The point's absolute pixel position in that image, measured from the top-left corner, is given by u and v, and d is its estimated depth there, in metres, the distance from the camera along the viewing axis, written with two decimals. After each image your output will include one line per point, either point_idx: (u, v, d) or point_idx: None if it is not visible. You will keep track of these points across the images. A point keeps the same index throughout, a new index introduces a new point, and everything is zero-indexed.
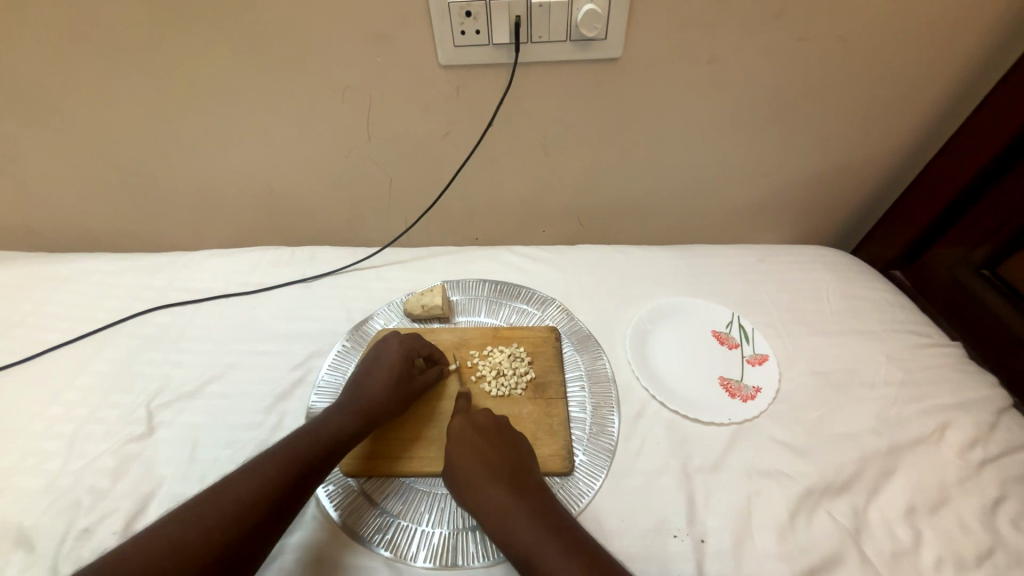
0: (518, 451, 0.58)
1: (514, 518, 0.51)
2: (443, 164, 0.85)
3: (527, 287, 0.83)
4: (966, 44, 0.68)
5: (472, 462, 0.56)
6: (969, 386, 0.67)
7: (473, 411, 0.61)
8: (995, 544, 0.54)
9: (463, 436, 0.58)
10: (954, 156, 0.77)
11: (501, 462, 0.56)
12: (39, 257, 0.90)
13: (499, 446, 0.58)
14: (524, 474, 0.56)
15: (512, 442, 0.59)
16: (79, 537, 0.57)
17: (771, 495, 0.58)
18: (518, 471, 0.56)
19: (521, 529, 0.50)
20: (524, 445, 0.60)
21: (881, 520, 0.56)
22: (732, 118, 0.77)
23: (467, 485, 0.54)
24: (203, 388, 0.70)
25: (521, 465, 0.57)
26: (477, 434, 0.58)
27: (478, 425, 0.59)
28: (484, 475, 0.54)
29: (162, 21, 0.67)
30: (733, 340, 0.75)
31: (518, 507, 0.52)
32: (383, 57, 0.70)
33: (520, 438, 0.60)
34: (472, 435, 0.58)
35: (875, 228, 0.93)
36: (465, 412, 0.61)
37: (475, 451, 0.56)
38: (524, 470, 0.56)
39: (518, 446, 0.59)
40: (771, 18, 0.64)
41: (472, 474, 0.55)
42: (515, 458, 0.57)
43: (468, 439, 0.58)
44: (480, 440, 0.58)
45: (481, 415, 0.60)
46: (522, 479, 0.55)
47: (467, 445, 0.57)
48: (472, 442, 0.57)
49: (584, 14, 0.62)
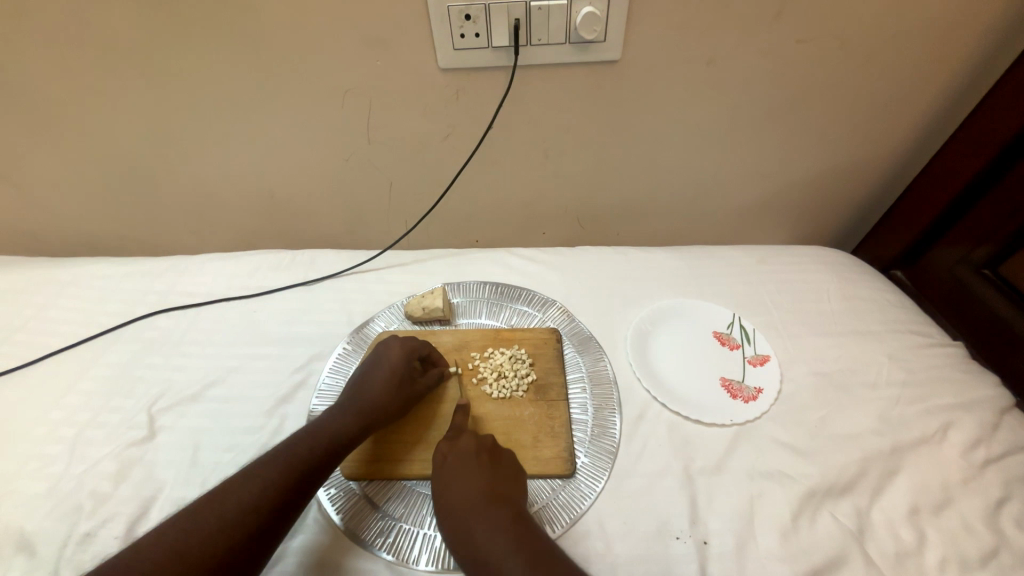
0: (502, 477, 0.56)
1: (488, 550, 0.49)
2: (443, 167, 0.85)
3: (527, 289, 0.83)
4: (966, 43, 0.68)
5: (452, 493, 0.54)
6: (971, 386, 0.67)
7: (460, 437, 0.60)
8: (999, 544, 0.53)
9: (446, 464, 0.57)
10: (955, 156, 0.77)
11: (479, 490, 0.54)
12: (40, 261, 0.91)
13: (482, 473, 0.56)
14: (505, 502, 0.53)
15: (496, 469, 0.57)
16: (81, 541, 0.57)
17: (773, 496, 0.58)
18: (499, 499, 0.54)
19: (495, 562, 0.48)
20: (512, 471, 0.58)
21: (884, 521, 0.56)
22: (731, 119, 0.77)
23: (448, 517, 0.53)
24: (204, 392, 0.70)
25: (503, 489, 0.55)
26: (458, 461, 0.57)
27: (461, 452, 0.58)
28: (462, 506, 0.53)
29: (162, 26, 0.67)
30: (734, 341, 0.75)
31: (492, 539, 0.50)
32: (383, 61, 0.70)
33: (509, 463, 0.58)
34: (453, 464, 0.57)
35: (876, 228, 0.93)
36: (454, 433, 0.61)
37: (455, 481, 0.55)
38: (505, 498, 0.54)
39: (505, 472, 0.57)
40: (769, 19, 0.65)
41: (452, 506, 0.54)
42: (496, 485, 0.55)
43: (450, 468, 0.57)
44: (461, 468, 0.56)
45: (465, 441, 0.59)
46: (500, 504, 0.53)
47: (449, 475, 0.56)
48: (453, 472, 0.56)
49: (583, 16, 0.62)
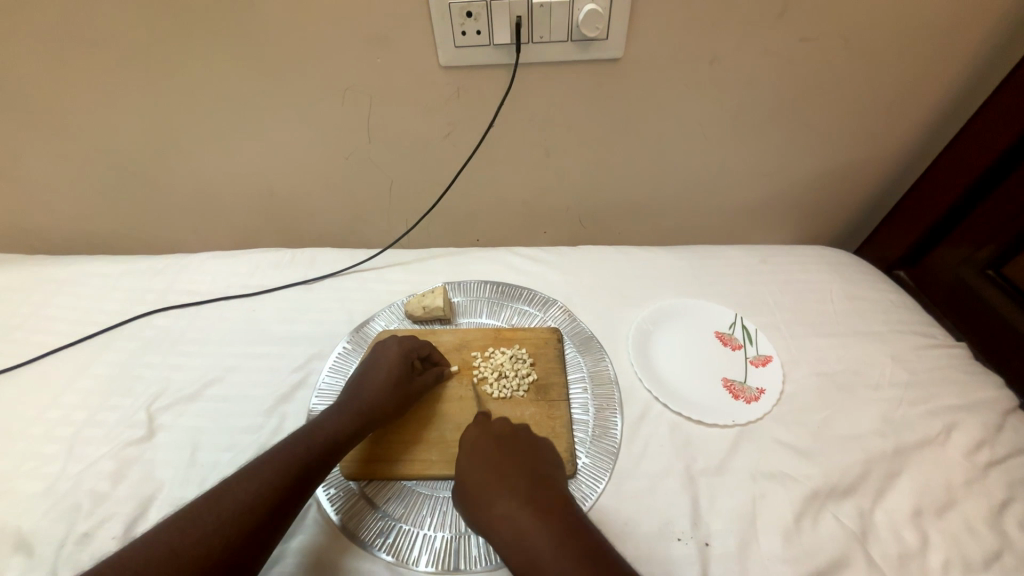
0: (539, 468, 0.55)
1: (534, 537, 0.48)
2: (444, 165, 0.84)
3: (528, 288, 0.82)
4: (970, 43, 0.67)
5: (486, 474, 0.54)
6: (975, 387, 0.67)
7: (492, 422, 0.61)
8: (1003, 547, 0.53)
9: (480, 445, 0.57)
10: (959, 155, 0.77)
11: (518, 472, 0.53)
12: (39, 259, 0.90)
13: (517, 458, 0.56)
14: (544, 485, 0.53)
15: (529, 458, 0.56)
16: (78, 541, 0.56)
17: (776, 498, 0.57)
18: (538, 483, 0.53)
19: (536, 543, 0.47)
20: (545, 458, 0.58)
21: (887, 522, 0.55)
22: (734, 118, 0.76)
23: (482, 499, 0.52)
24: (203, 391, 0.70)
25: (541, 478, 0.54)
26: (492, 444, 0.57)
27: (494, 436, 0.58)
28: (499, 486, 0.52)
29: (161, 23, 0.67)
30: (736, 341, 0.74)
31: (533, 519, 0.49)
32: (383, 58, 0.69)
33: (541, 449, 0.59)
34: (488, 447, 0.57)
35: (878, 228, 0.93)
36: (482, 422, 0.61)
37: (491, 467, 0.54)
38: (543, 483, 0.53)
39: (539, 459, 0.57)
40: (772, 18, 0.64)
41: (487, 486, 0.53)
42: (532, 469, 0.55)
43: (484, 449, 0.56)
44: (496, 450, 0.56)
45: (497, 426, 0.60)
46: (540, 492, 0.52)
47: (483, 456, 0.55)
48: (489, 458, 0.55)
49: (585, 14, 0.61)
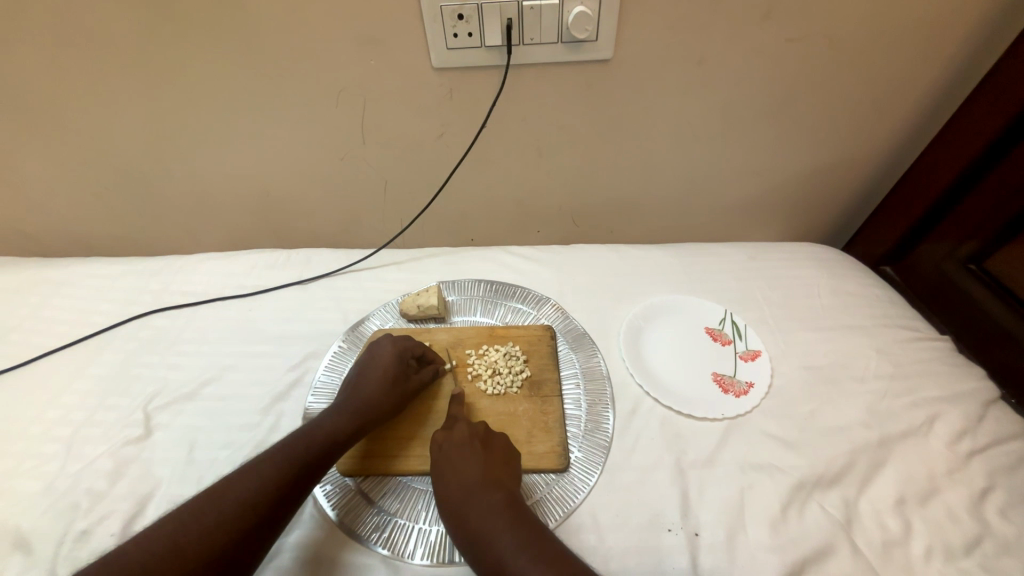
0: (500, 468, 0.57)
1: (485, 541, 0.51)
2: (438, 165, 0.85)
3: (522, 287, 0.83)
4: (951, 43, 0.69)
5: (447, 479, 0.56)
6: (957, 379, 0.68)
7: (454, 425, 0.61)
8: (983, 533, 0.55)
9: (442, 452, 0.59)
10: (942, 153, 0.78)
11: (474, 476, 0.56)
12: (34, 262, 0.90)
13: (476, 459, 0.57)
14: (500, 487, 0.55)
15: (491, 459, 0.58)
16: (77, 539, 0.57)
17: (763, 489, 0.59)
18: (495, 485, 0.55)
19: (488, 546, 0.51)
20: (507, 458, 0.59)
21: (872, 511, 0.57)
22: (723, 117, 0.78)
23: (445, 503, 0.55)
24: (200, 390, 0.71)
25: (498, 479, 0.56)
26: (453, 450, 0.58)
27: (454, 442, 0.59)
28: (458, 491, 0.55)
29: (156, 26, 0.68)
30: (726, 337, 0.76)
31: (486, 524, 0.52)
32: (377, 60, 0.70)
33: (506, 450, 0.60)
34: (450, 453, 0.58)
35: (866, 224, 0.95)
36: (445, 429, 0.62)
37: (449, 472, 0.57)
38: (501, 484, 0.56)
39: (501, 461, 0.58)
40: (758, 19, 0.65)
41: (448, 492, 0.56)
42: (491, 471, 0.57)
43: (446, 455, 0.58)
44: (456, 456, 0.58)
45: (459, 431, 0.60)
46: (495, 494, 0.54)
47: (444, 462, 0.58)
48: (448, 462, 0.58)
49: (574, 16, 0.62)
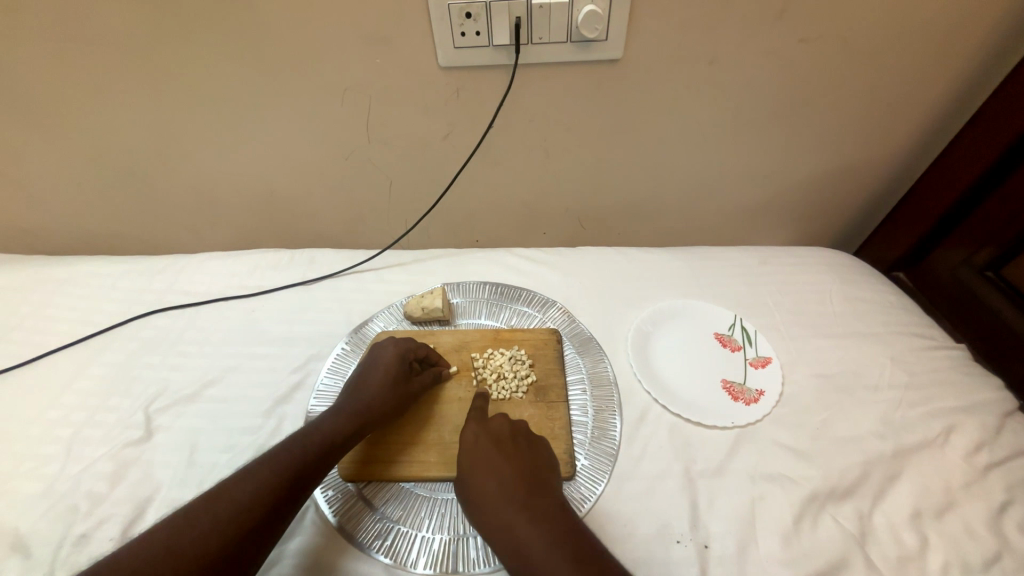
0: (538, 469, 0.55)
1: (531, 545, 0.48)
2: (444, 166, 0.84)
3: (527, 289, 0.82)
4: (970, 44, 0.67)
5: (487, 478, 0.53)
6: (974, 389, 0.67)
7: (490, 420, 0.60)
8: (1002, 549, 0.53)
9: (479, 448, 0.56)
10: (959, 157, 0.77)
11: (516, 477, 0.53)
12: (36, 260, 0.90)
13: (515, 459, 0.55)
14: (542, 489, 0.53)
15: (530, 460, 0.56)
16: (75, 543, 0.56)
17: (774, 500, 0.57)
18: (538, 488, 0.53)
19: (535, 550, 0.48)
20: (544, 459, 0.57)
21: (886, 525, 0.55)
22: (734, 119, 0.76)
23: (483, 505, 0.52)
24: (201, 392, 0.70)
25: (539, 480, 0.54)
26: (492, 447, 0.56)
27: (494, 439, 0.57)
28: (499, 491, 0.52)
29: (160, 23, 0.67)
30: (736, 342, 0.74)
31: (531, 527, 0.49)
32: (383, 59, 0.69)
33: (542, 451, 0.58)
34: (489, 450, 0.56)
35: (878, 229, 0.93)
36: (481, 419, 0.60)
37: (488, 470, 0.54)
38: (543, 487, 0.54)
39: (539, 462, 0.56)
40: (772, 18, 0.64)
41: (488, 492, 0.52)
42: (532, 472, 0.55)
43: (484, 451, 0.56)
44: (497, 454, 0.55)
45: (496, 425, 0.59)
46: (538, 496, 0.52)
47: (483, 459, 0.55)
48: (486, 460, 0.55)
49: (584, 15, 0.61)
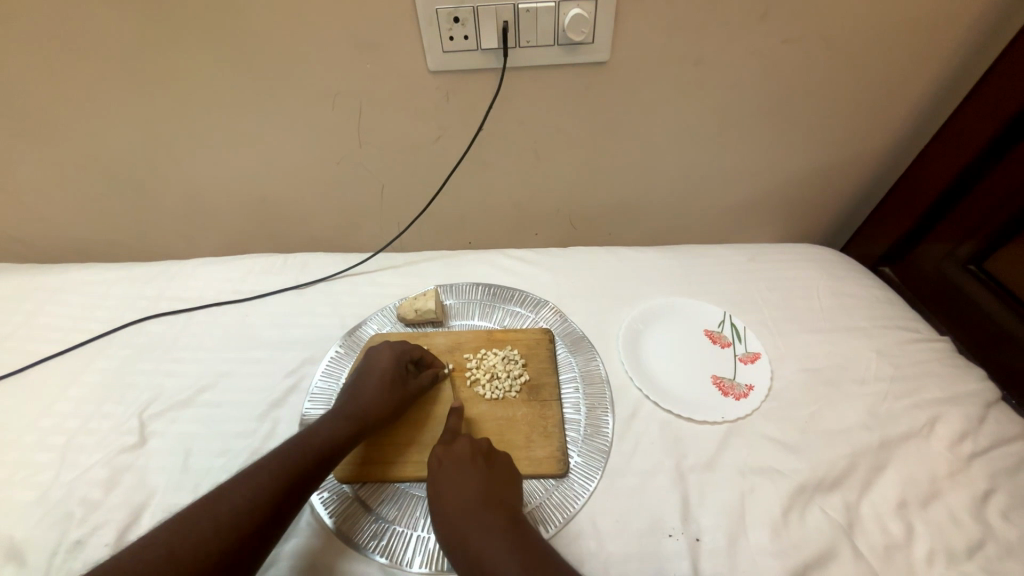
0: (499, 485, 0.56)
1: (486, 557, 0.49)
2: (435, 168, 0.85)
3: (520, 290, 0.83)
4: (948, 42, 0.69)
5: (446, 495, 0.54)
6: (957, 381, 0.68)
7: (455, 441, 0.60)
8: (986, 536, 0.54)
9: (441, 469, 0.57)
10: (941, 153, 0.78)
11: (475, 493, 0.54)
12: (29, 268, 0.90)
13: (476, 476, 0.56)
14: (502, 505, 0.54)
15: (491, 476, 0.56)
16: (71, 549, 0.56)
17: (764, 492, 0.58)
18: (496, 504, 0.53)
19: (490, 561, 0.48)
20: (506, 475, 0.57)
21: (873, 514, 0.56)
22: (721, 119, 0.77)
23: (442, 521, 0.53)
24: (195, 397, 0.70)
25: (499, 496, 0.54)
26: (454, 467, 0.56)
27: (456, 459, 0.57)
28: (458, 508, 0.53)
29: (150, 31, 0.67)
30: (725, 339, 0.75)
31: (487, 539, 0.50)
32: (373, 63, 0.70)
33: (504, 468, 0.58)
34: (450, 471, 0.56)
35: (864, 225, 0.94)
36: (447, 441, 0.60)
37: (448, 488, 0.55)
38: (502, 504, 0.54)
39: (501, 479, 0.57)
40: (755, 20, 0.65)
41: (448, 513, 0.53)
42: (493, 488, 0.55)
43: (445, 470, 0.56)
44: (457, 471, 0.56)
45: (460, 444, 0.59)
46: (496, 511, 0.53)
47: (444, 480, 0.56)
48: (447, 478, 0.56)
49: (571, 18, 0.62)
